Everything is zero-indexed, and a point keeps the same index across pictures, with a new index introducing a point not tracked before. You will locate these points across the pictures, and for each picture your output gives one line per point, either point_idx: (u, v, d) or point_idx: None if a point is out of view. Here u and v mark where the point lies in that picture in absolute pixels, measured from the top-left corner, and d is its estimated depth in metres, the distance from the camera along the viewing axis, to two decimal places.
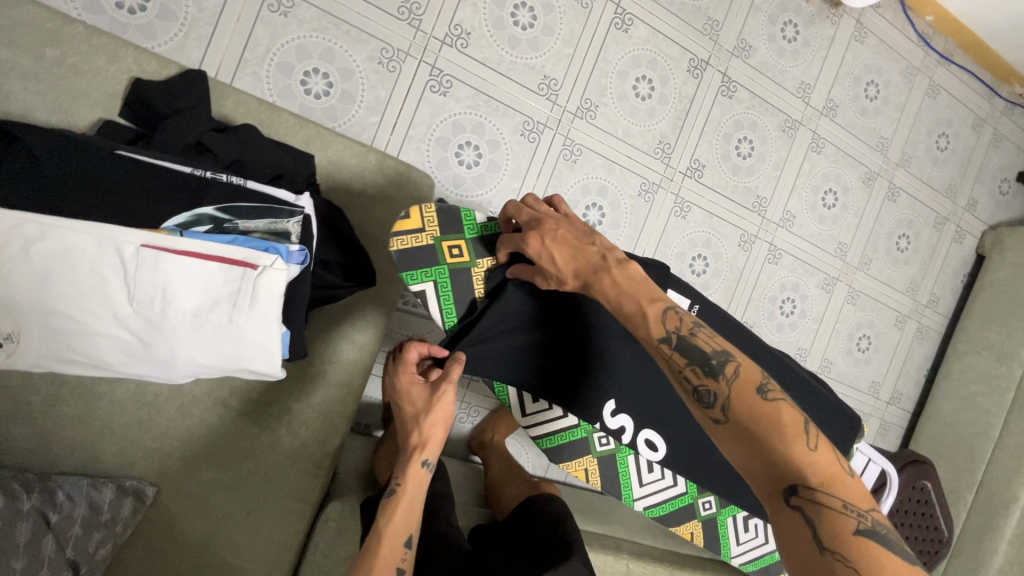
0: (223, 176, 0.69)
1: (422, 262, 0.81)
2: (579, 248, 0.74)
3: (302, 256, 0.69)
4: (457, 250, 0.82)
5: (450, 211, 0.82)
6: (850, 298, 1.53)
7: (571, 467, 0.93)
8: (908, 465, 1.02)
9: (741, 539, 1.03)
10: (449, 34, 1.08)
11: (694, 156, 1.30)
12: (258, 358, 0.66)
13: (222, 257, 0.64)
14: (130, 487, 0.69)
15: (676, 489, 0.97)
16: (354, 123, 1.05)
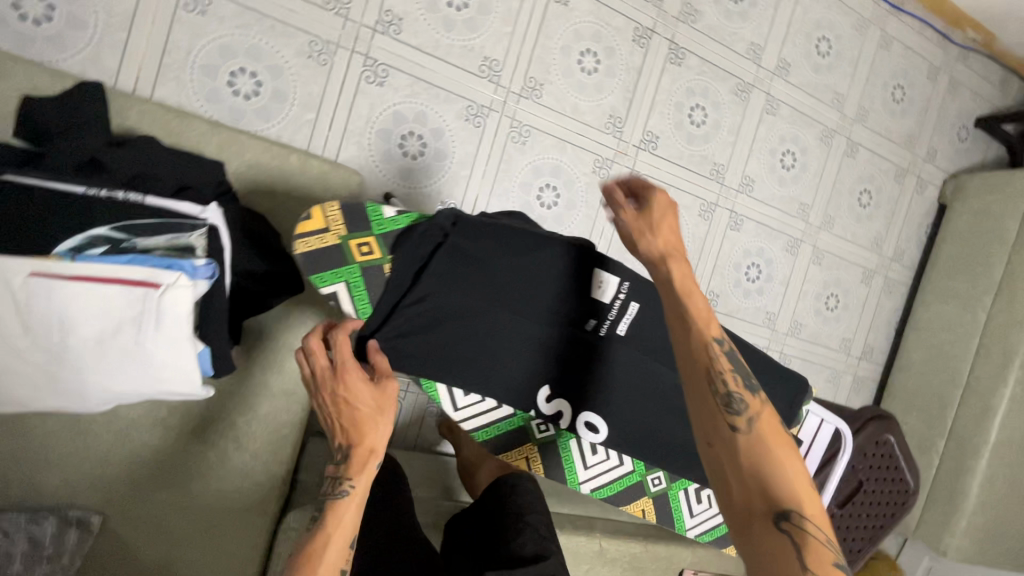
0: (119, 195, 0.64)
1: (331, 264, 0.72)
2: (664, 234, 0.75)
3: (210, 270, 0.64)
4: (367, 246, 0.73)
5: (356, 206, 0.73)
6: (816, 259, 1.53)
7: (513, 458, 0.86)
8: (869, 421, 1.01)
9: (695, 511, 0.94)
10: (380, 20, 1.04)
11: (647, 128, 1.28)
12: (177, 380, 0.65)
13: (109, 277, 0.60)
14: (74, 518, 0.67)
15: (621, 468, 0.89)
16: (290, 123, 1.01)
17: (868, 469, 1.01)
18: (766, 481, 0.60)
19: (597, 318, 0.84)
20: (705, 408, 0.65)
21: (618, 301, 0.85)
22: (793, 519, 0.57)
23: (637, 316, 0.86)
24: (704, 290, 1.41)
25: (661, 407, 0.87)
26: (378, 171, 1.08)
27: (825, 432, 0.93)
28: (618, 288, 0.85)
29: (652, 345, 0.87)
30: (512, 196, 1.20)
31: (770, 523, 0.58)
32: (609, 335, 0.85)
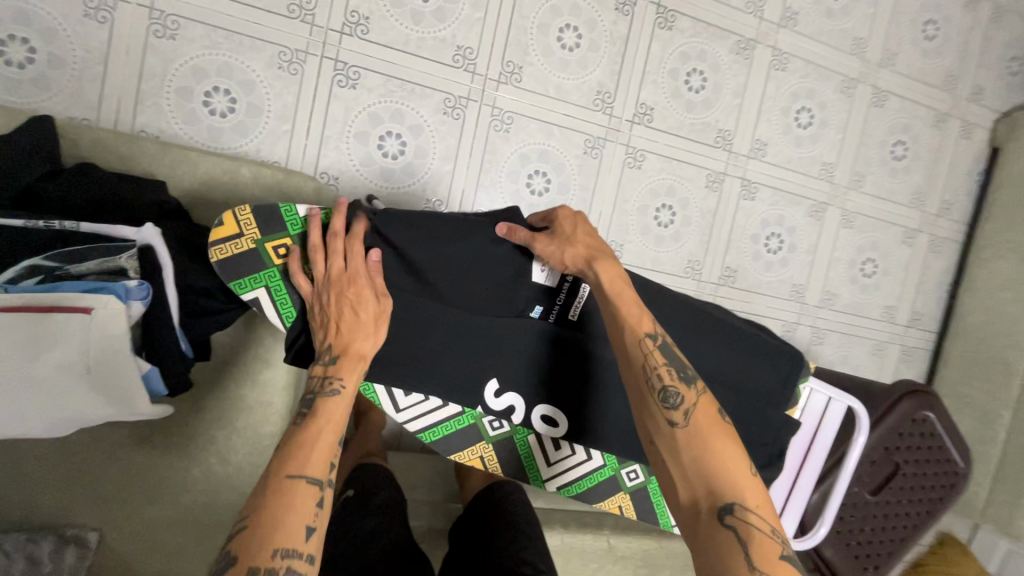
0: (57, 223, 0.67)
1: (249, 268, 0.73)
2: (580, 239, 0.74)
3: (144, 290, 0.66)
4: (285, 248, 0.74)
5: (268, 208, 0.73)
6: (846, 222, 1.40)
7: (465, 458, 0.82)
8: (903, 399, 0.91)
9: None
10: (346, 23, 1.03)
11: (640, 100, 1.21)
12: (126, 401, 0.67)
13: (50, 306, 0.61)
14: (71, 535, 0.77)
15: (591, 463, 0.84)
16: (267, 135, 1.02)
17: (903, 451, 0.91)
18: (707, 475, 0.61)
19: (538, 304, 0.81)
20: (648, 408, 0.65)
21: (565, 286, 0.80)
22: (735, 511, 0.58)
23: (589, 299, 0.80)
24: (720, 266, 1.32)
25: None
26: (359, 175, 1.07)
27: (834, 411, 0.85)
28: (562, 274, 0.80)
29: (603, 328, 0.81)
30: (501, 186, 1.16)
31: (714, 518, 0.58)
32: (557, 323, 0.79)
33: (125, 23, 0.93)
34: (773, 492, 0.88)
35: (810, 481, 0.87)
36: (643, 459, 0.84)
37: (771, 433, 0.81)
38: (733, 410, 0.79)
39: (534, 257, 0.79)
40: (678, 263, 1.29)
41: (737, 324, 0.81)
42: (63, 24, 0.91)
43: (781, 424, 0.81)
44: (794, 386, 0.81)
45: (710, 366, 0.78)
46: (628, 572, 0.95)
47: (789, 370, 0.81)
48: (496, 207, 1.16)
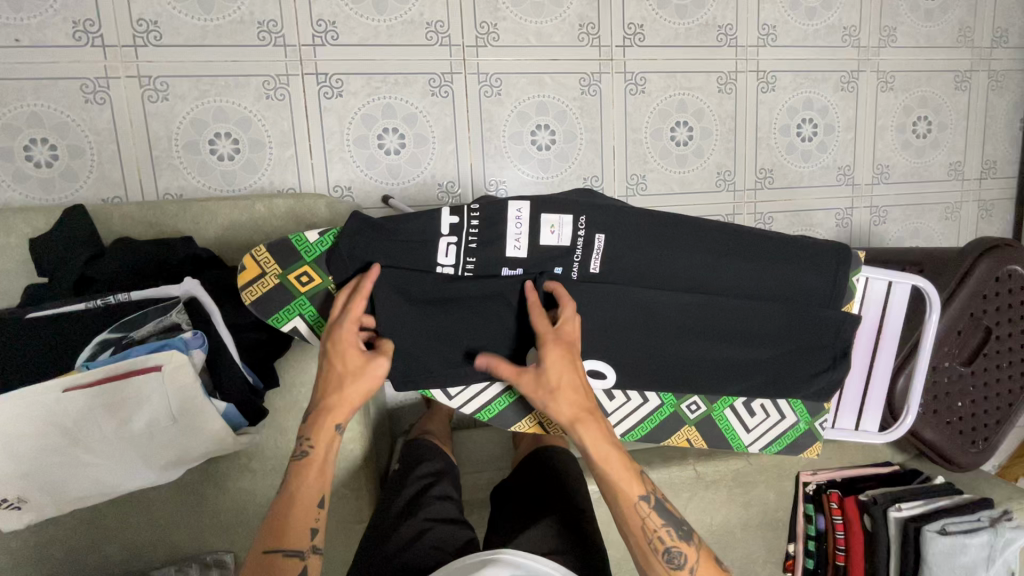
0: (110, 298, 0.74)
1: (279, 303, 0.74)
2: (567, 401, 0.67)
3: (199, 339, 0.73)
4: (306, 276, 0.73)
5: (279, 242, 0.73)
6: (884, 84, 1.27)
7: (525, 426, 0.81)
8: (979, 261, 0.83)
9: (751, 425, 0.81)
10: (315, 34, 1.03)
11: (627, 20, 1.14)
12: (216, 440, 0.75)
13: (124, 373, 0.68)
14: (210, 560, 0.88)
15: (649, 405, 0.79)
16: (275, 165, 1.06)
17: (992, 313, 0.84)
18: None
19: (561, 266, 0.73)
20: (644, 559, 0.67)
21: (580, 240, 0.72)
22: None
23: (608, 248, 0.72)
24: (754, 170, 1.24)
25: (671, 334, 0.74)
26: (369, 178, 1.09)
27: (898, 291, 0.78)
28: (575, 225, 0.71)
29: (629, 272, 0.73)
30: (507, 152, 1.14)
31: None
32: (583, 278, 0.73)
33: (121, 97, 0.98)
34: (850, 388, 0.83)
35: (885, 367, 0.81)
36: (703, 390, 0.78)
37: (829, 333, 0.76)
38: (780, 319, 0.75)
39: (541, 215, 0.71)
40: (708, 178, 1.23)
41: (769, 230, 0.74)
42: (70, 115, 0.98)
43: (841, 322, 0.76)
44: (846, 279, 0.74)
45: (746, 280, 0.74)
46: (724, 495, 0.94)
47: (839, 267, 0.74)
48: (507, 173, 1.15)
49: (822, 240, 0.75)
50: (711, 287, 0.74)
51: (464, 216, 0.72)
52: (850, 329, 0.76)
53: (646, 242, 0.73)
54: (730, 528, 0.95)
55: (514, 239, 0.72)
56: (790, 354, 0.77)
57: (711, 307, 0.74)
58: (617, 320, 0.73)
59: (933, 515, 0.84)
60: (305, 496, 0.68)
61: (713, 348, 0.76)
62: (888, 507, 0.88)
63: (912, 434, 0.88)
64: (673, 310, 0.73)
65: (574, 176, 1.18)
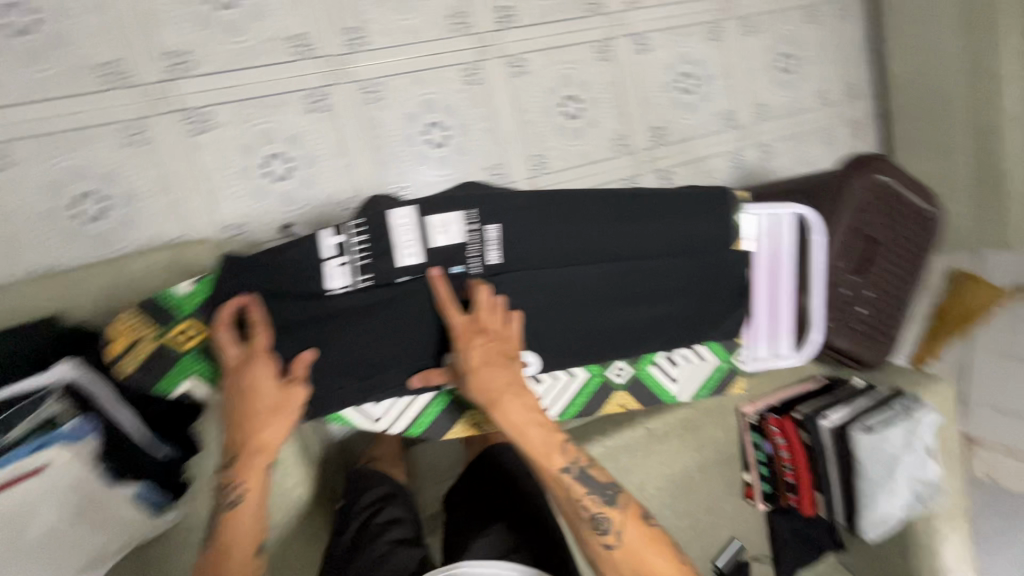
0: None
1: (163, 367, 0.74)
2: (486, 381, 0.67)
3: (89, 426, 0.69)
4: (186, 334, 0.74)
5: (149, 307, 0.73)
6: (747, 28, 1.34)
7: (461, 430, 0.81)
8: (847, 179, 0.91)
9: (675, 376, 0.86)
10: (168, 68, 0.95)
11: (496, 3, 1.13)
12: (133, 522, 0.74)
13: (8, 483, 0.62)
14: None
15: (577, 381, 0.81)
16: (154, 216, 0.97)
17: (869, 224, 0.92)
18: None
19: (460, 264, 0.72)
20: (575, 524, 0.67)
21: (474, 234, 0.71)
22: None
23: (504, 236, 0.71)
24: (646, 130, 1.28)
25: (582, 305, 0.75)
26: (263, 209, 1.04)
27: (783, 220, 0.84)
28: (466, 220, 0.70)
29: (533, 256, 0.73)
30: (403, 156, 1.11)
31: None
32: (485, 272, 0.72)
33: None
34: (760, 318, 0.88)
35: (786, 294, 0.86)
36: (626, 354, 0.79)
37: (725, 275, 0.81)
38: (679, 270, 0.78)
39: (428, 218, 0.70)
40: (605, 145, 1.25)
41: (653, 188, 0.77)
42: None
43: (734, 262, 0.80)
44: (727, 218, 0.79)
45: (643, 240, 0.76)
46: (677, 444, 0.98)
47: (719, 208, 0.78)
48: (407, 177, 1.12)
49: (702, 188, 0.79)
50: (612, 253, 0.75)
51: (348, 234, 0.70)
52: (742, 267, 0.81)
53: (541, 223, 0.73)
54: (690, 474, 1.00)
55: (405, 247, 0.71)
56: (697, 300, 0.80)
57: (616, 272, 0.75)
58: (531, 303, 0.73)
59: (857, 417, 0.90)
60: (242, 538, 0.65)
61: (627, 311, 0.78)
62: (818, 419, 0.92)
63: (827, 346, 0.93)
64: (583, 282, 0.75)
65: (476, 168, 1.17)
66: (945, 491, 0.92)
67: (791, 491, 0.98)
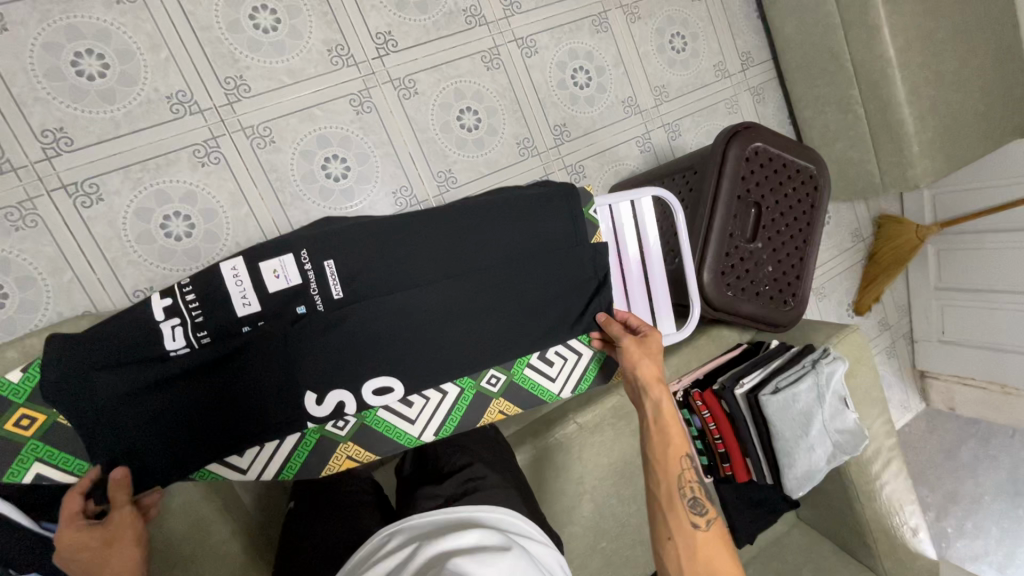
0: None
1: (7, 458, 0.71)
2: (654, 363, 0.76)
3: None
4: (26, 420, 0.71)
5: None
6: (632, 15, 1.37)
7: (336, 464, 0.82)
8: (726, 153, 0.92)
9: (554, 374, 0.87)
10: (45, 146, 0.94)
11: (373, 31, 1.14)
12: None
13: None
14: None
15: (450, 396, 0.82)
16: (58, 294, 0.97)
17: (755, 191, 0.94)
18: None
19: (304, 303, 0.73)
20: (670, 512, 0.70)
21: (310, 273, 0.73)
22: None
23: (341, 271, 0.73)
24: (550, 130, 1.31)
25: (440, 328, 0.76)
26: (170, 271, 1.03)
27: (643, 203, 0.87)
28: (298, 261, 0.72)
29: (387, 283, 0.74)
30: (305, 194, 1.12)
31: None
32: (330, 307, 0.73)
33: None
34: (638, 303, 0.89)
35: (659, 275, 0.88)
36: (494, 362, 0.80)
37: (583, 270, 0.82)
38: (538, 271, 0.79)
39: (259, 265, 0.72)
40: (510, 150, 1.27)
41: (500, 195, 0.79)
42: None
43: (591, 254, 0.81)
44: (582, 215, 0.81)
45: (491, 246, 0.77)
46: (612, 434, 1.00)
47: (571, 205, 0.80)
48: (314, 215, 1.13)
49: (550, 186, 0.81)
50: (466, 268, 0.77)
51: (179, 296, 0.72)
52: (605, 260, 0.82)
53: (390, 250, 0.74)
54: (630, 460, 1.02)
55: (240, 298, 0.72)
56: (556, 299, 0.81)
57: (467, 285, 0.76)
58: (393, 331, 0.75)
59: (767, 381, 0.92)
60: None
61: (487, 322, 0.78)
62: (733, 387, 0.94)
63: (734, 313, 0.95)
64: (435, 306, 0.75)
65: (382, 194, 1.18)
66: (865, 435, 0.96)
67: (726, 462, 0.99)
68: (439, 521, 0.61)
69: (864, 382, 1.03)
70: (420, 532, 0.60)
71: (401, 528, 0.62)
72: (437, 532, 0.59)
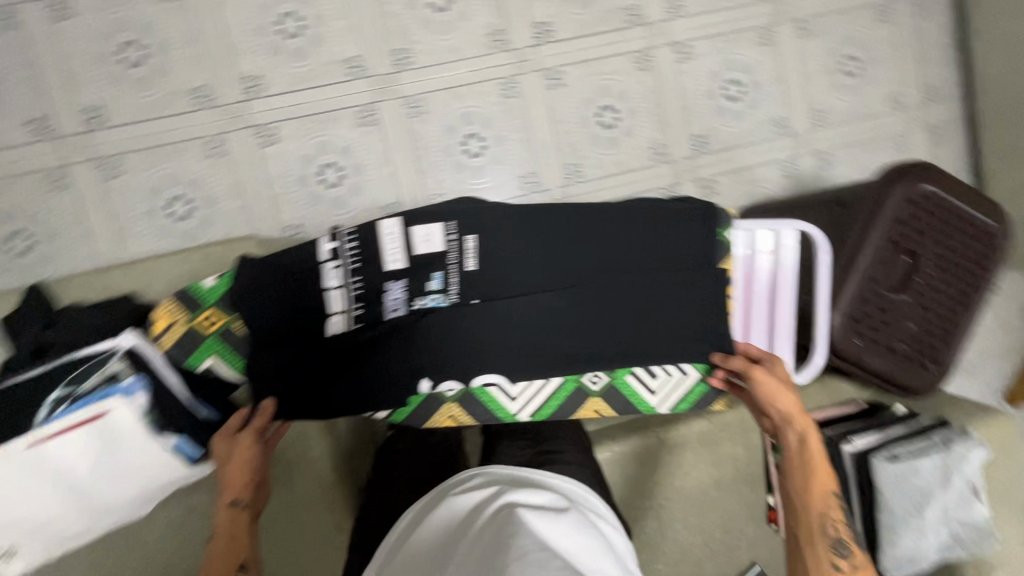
0: (63, 358, 0.79)
1: (192, 345, 0.81)
2: (789, 394, 0.75)
3: (139, 383, 0.80)
4: (212, 318, 0.81)
5: (182, 292, 0.81)
6: (803, 31, 1.28)
7: (438, 420, 0.79)
8: (884, 191, 0.85)
9: (655, 387, 0.82)
10: (244, 90, 1.11)
11: (533, 20, 1.18)
12: (167, 472, 0.84)
13: (77, 422, 0.78)
14: None
15: (552, 382, 0.79)
16: (228, 217, 1.13)
17: (913, 237, 0.85)
18: None
19: (438, 271, 0.76)
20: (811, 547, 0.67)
21: (454, 242, 0.76)
22: None
23: (480, 244, 0.76)
24: (687, 140, 1.27)
25: (552, 321, 0.75)
26: (315, 213, 1.16)
27: (785, 237, 0.82)
28: (446, 230, 0.76)
29: (512, 267, 0.76)
30: (442, 164, 1.19)
31: None
32: (462, 277, 0.76)
33: (82, 180, 1.08)
34: (756, 337, 0.85)
35: (788, 314, 0.84)
36: (599, 365, 0.77)
37: (704, 295, 0.79)
38: (664, 289, 0.77)
39: (413, 227, 0.76)
40: (643, 153, 1.26)
41: (638, 203, 0.79)
42: (40, 204, 1.07)
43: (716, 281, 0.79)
44: (715, 239, 0.80)
45: (615, 255, 0.77)
46: (692, 457, 0.97)
47: (707, 226, 0.79)
48: (446, 185, 1.20)
49: (690, 204, 0.80)
50: (591, 268, 0.77)
51: (342, 241, 0.77)
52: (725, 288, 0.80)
53: (524, 234, 0.76)
54: (706, 490, 0.98)
55: (391, 254, 0.76)
56: (670, 320, 0.78)
57: (587, 289, 0.76)
58: (509, 308, 0.74)
59: (883, 445, 0.86)
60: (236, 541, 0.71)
61: (599, 330, 0.77)
62: (841, 443, 0.89)
63: (860, 366, 0.87)
64: (550, 298, 0.75)
65: (510, 176, 1.22)
66: (1000, 539, 0.83)
67: None
68: (515, 475, 0.63)
69: (1012, 478, 0.87)
70: (497, 479, 0.63)
71: (482, 471, 0.65)
72: (514, 484, 0.61)
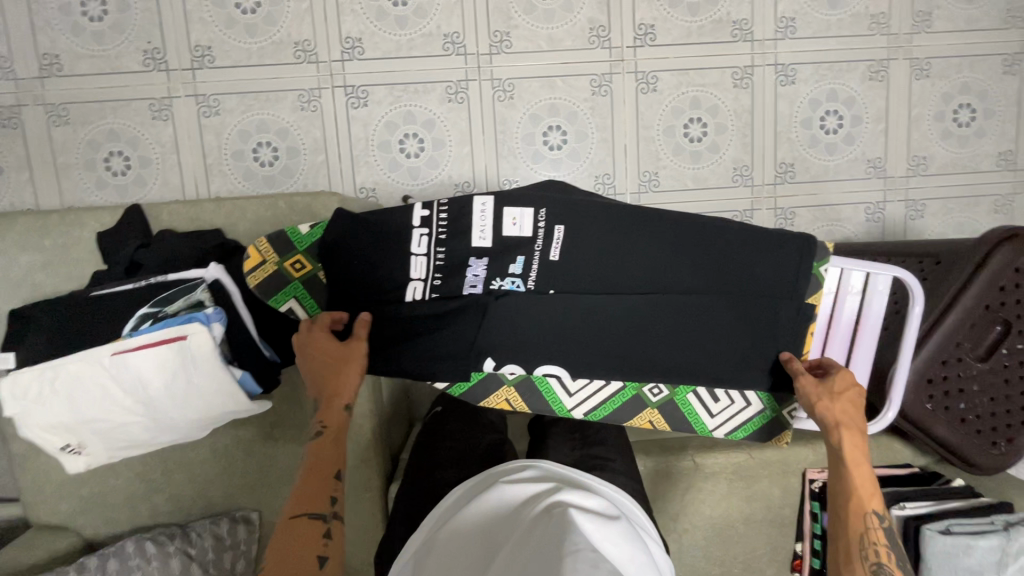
0: (154, 279, 0.85)
1: (277, 286, 0.83)
2: (847, 411, 0.72)
3: (219, 314, 0.83)
4: (300, 263, 0.83)
5: (277, 233, 0.82)
6: (919, 72, 1.21)
7: (493, 403, 0.82)
8: (994, 255, 0.79)
9: (714, 410, 0.83)
10: (344, 50, 1.13)
11: (638, 20, 1.16)
12: (227, 403, 0.85)
13: (157, 340, 0.80)
14: (239, 516, 1.02)
15: (612, 385, 0.81)
16: (309, 170, 1.17)
17: (1013, 307, 0.80)
18: None
19: (522, 256, 0.77)
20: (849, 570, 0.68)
21: (541, 230, 0.76)
22: None
23: (567, 238, 0.76)
24: (773, 166, 1.23)
25: (620, 325, 0.78)
26: (390, 180, 1.18)
27: (878, 281, 0.79)
28: (536, 217, 0.76)
29: (593, 267, 0.77)
30: (521, 152, 1.19)
31: None
32: (542, 267, 0.77)
33: (182, 113, 1.13)
34: None
35: (864, 362, 0.80)
36: (659, 375, 0.79)
37: (781, 325, 0.78)
38: (741, 313, 0.77)
39: (504, 207, 0.76)
40: (724, 173, 1.22)
41: (734, 223, 0.77)
42: (141, 131, 1.13)
43: (797, 315, 0.78)
44: (809, 271, 0.77)
45: (700, 274, 0.77)
46: (725, 488, 0.95)
47: (802, 257, 0.76)
48: (521, 173, 1.20)
49: (788, 231, 0.77)
50: (671, 282, 0.77)
51: (434, 210, 0.78)
52: (809, 324, 0.79)
53: (609, 236, 0.76)
54: (732, 523, 0.97)
55: (480, 231, 0.77)
56: (742, 344, 0.79)
57: (664, 301, 0.77)
58: (581, 307, 0.77)
59: (936, 516, 0.82)
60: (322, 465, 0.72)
61: (667, 341, 0.78)
62: (891, 505, 0.85)
63: (922, 430, 0.84)
64: (624, 303, 0.77)
65: (586, 174, 1.21)
66: None
67: None
68: (567, 475, 0.68)
69: None
70: (551, 476, 0.67)
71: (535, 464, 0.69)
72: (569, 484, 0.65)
